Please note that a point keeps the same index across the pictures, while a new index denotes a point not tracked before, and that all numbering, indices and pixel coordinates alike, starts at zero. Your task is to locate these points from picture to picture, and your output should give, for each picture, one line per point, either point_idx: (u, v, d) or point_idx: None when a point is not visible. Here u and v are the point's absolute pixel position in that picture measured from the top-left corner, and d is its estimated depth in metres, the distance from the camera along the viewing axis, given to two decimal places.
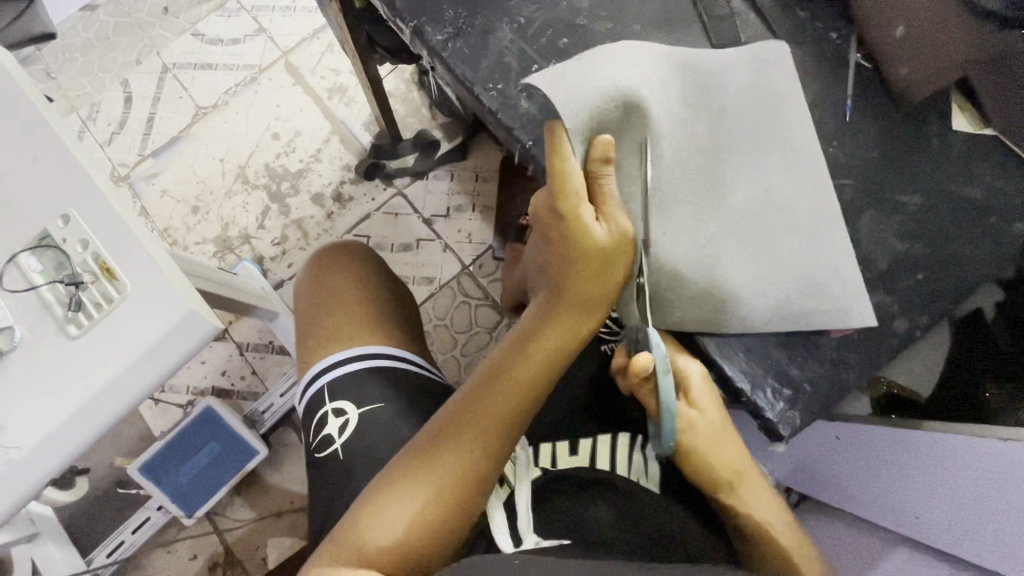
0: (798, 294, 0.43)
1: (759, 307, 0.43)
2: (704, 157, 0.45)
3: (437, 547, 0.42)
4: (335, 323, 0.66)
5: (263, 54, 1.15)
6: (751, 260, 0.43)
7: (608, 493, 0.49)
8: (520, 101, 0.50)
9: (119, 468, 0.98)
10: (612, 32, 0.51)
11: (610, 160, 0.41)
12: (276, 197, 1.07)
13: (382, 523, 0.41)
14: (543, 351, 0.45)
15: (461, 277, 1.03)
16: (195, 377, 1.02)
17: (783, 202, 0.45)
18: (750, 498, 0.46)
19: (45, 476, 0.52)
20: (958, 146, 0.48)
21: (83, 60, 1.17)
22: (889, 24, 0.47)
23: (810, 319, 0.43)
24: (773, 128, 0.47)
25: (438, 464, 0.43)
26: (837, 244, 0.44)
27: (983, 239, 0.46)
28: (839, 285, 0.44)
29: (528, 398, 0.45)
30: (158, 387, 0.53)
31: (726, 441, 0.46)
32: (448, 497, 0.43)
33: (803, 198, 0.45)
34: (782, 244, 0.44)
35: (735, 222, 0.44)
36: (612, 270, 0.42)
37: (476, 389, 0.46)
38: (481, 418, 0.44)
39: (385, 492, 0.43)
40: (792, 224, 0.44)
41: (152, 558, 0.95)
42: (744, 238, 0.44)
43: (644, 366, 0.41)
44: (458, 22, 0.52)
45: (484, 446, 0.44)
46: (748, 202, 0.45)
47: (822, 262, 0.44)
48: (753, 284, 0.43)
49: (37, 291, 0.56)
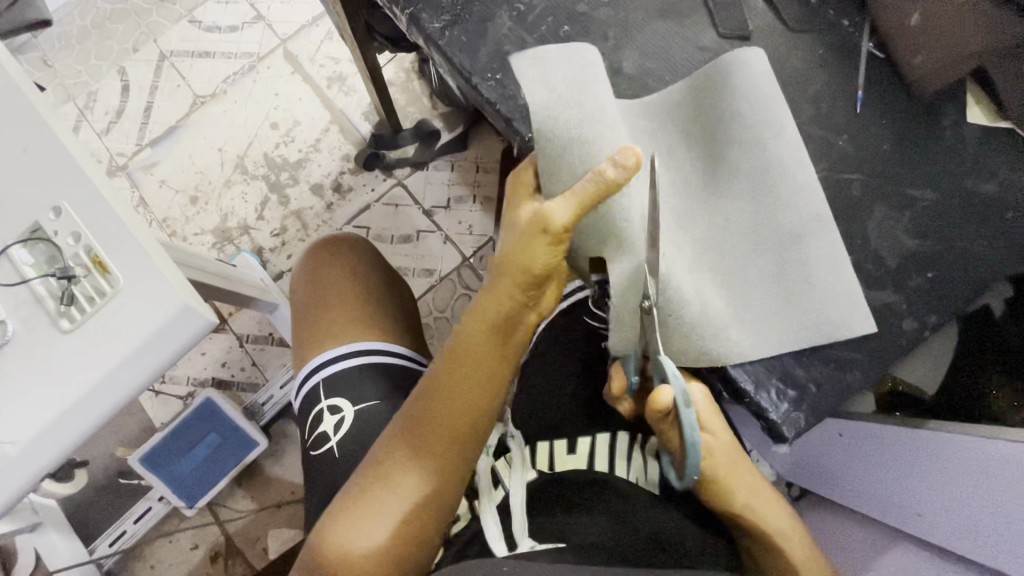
0: (790, 310, 0.42)
1: (752, 332, 0.42)
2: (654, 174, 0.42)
3: (418, 540, 0.44)
4: (330, 318, 0.64)
5: (261, 42, 1.13)
6: (732, 285, 0.42)
7: (607, 497, 0.47)
8: (519, 91, 0.49)
9: (119, 458, 0.98)
10: (614, 20, 0.50)
11: (615, 166, 0.35)
12: (276, 187, 1.06)
13: (360, 532, 0.43)
14: (487, 356, 0.44)
15: (462, 269, 1.01)
16: (195, 368, 1.01)
17: (754, 225, 0.42)
18: (772, 518, 0.41)
19: (39, 473, 0.51)
20: (973, 140, 0.46)
21: (80, 48, 1.15)
22: (903, 12, 0.46)
23: (804, 337, 0.42)
24: (746, 138, 0.43)
25: (401, 469, 0.44)
26: (821, 251, 0.42)
27: (995, 236, 0.45)
28: (828, 292, 0.42)
29: (478, 397, 0.45)
30: (152, 383, 0.52)
31: (738, 463, 0.41)
32: (420, 496, 0.44)
33: (781, 212, 0.42)
34: (751, 266, 0.42)
35: (706, 248, 0.42)
36: (546, 262, 0.39)
37: (429, 386, 0.45)
38: (437, 419, 0.45)
39: (361, 496, 0.44)
40: (772, 239, 0.42)
41: (153, 548, 0.95)
42: (741, 242, 0.42)
43: (666, 403, 0.36)
44: (455, 10, 0.51)
45: (446, 445, 0.45)
46: (727, 222, 0.42)
47: (807, 273, 0.42)
48: (738, 308, 0.42)
49: (30, 284, 0.55)
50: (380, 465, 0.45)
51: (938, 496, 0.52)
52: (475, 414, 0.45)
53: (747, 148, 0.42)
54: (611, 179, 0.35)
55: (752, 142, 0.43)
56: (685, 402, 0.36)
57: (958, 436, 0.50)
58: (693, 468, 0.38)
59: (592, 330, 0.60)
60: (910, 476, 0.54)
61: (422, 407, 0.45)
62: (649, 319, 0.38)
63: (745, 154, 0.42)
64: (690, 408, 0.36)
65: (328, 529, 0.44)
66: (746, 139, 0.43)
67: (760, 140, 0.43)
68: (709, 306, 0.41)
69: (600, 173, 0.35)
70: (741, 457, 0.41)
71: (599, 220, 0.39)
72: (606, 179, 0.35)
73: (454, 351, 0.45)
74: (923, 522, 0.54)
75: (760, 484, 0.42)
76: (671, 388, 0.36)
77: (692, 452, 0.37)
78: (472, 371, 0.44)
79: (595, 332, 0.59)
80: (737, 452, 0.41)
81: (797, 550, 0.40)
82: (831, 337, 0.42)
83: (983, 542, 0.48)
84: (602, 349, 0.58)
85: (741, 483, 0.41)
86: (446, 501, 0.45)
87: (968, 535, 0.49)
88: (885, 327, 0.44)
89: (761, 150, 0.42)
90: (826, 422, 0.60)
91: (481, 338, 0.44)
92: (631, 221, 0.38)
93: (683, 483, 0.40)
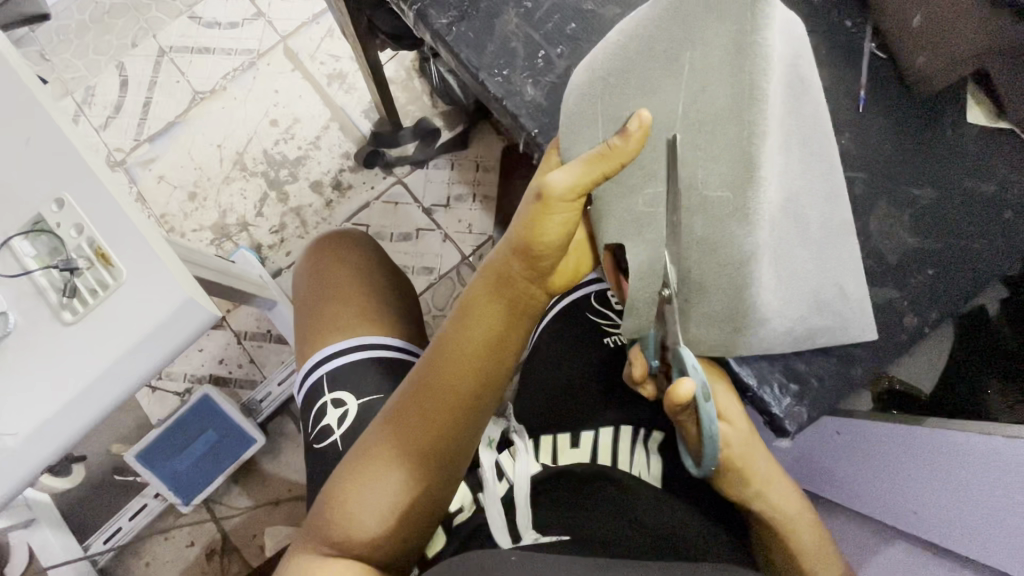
0: (812, 313, 0.39)
1: (780, 331, 0.38)
2: (736, 127, 0.30)
3: (415, 510, 0.43)
4: (332, 312, 0.65)
5: (262, 39, 1.13)
6: (784, 278, 0.36)
7: (608, 489, 0.47)
8: (525, 87, 0.49)
9: (115, 455, 0.97)
10: (620, 18, 0.50)
11: (626, 135, 0.34)
12: (275, 184, 1.06)
13: (366, 501, 0.42)
14: (493, 323, 0.44)
15: (461, 267, 1.01)
16: (193, 364, 1.01)
17: (799, 212, 0.35)
18: (784, 503, 0.40)
19: (37, 465, 0.51)
20: (972, 140, 0.47)
21: (78, 42, 1.14)
22: (906, 13, 0.46)
23: (816, 337, 0.40)
24: (809, 115, 0.34)
25: (400, 435, 0.44)
26: (842, 254, 0.39)
27: (993, 235, 0.45)
28: (843, 299, 0.40)
29: (481, 366, 0.44)
30: (154, 376, 0.52)
31: (756, 452, 0.39)
32: (416, 465, 0.43)
33: (817, 207, 0.37)
34: (795, 260, 0.36)
35: (775, 236, 0.33)
36: (550, 228, 0.39)
37: (436, 352, 0.45)
38: (444, 389, 0.44)
39: (363, 462, 0.44)
40: (805, 240, 0.37)
41: (149, 545, 0.94)
42: (788, 242, 0.35)
43: (687, 397, 0.34)
44: (463, 6, 0.51)
45: (452, 415, 0.44)
46: (781, 216, 0.34)
47: (830, 278, 0.39)
48: (778, 304, 0.36)
49: (32, 276, 0.55)
50: (381, 432, 0.45)
51: (937, 496, 0.52)
52: (482, 384, 0.44)
53: (802, 131, 0.34)
54: (619, 150, 0.34)
55: (812, 127, 0.34)
56: (704, 395, 0.35)
57: (974, 439, 0.49)
58: (709, 461, 0.37)
59: (593, 328, 0.60)
60: (909, 474, 0.54)
61: (426, 373, 0.45)
62: (668, 308, 0.39)
63: (805, 132, 0.34)
64: (709, 402, 0.36)
65: (332, 497, 0.44)
66: (810, 117, 0.34)
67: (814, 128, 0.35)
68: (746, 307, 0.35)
69: (608, 141, 0.35)
70: (755, 441, 0.40)
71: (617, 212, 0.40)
72: (615, 148, 0.34)
73: (463, 315, 0.44)
74: (918, 519, 0.54)
75: (777, 474, 0.40)
76: (690, 381, 0.35)
77: (710, 445, 0.36)
78: (481, 338, 0.44)
79: (598, 330, 0.60)
80: (754, 438, 0.40)
81: (803, 534, 0.40)
82: (834, 342, 0.42)
83: (982, 542, 0.48)
84: (604, 344, 0.59)
85: (757, 471, 0.39)
86: (452, 471, 0.45)
87: (966, 535, 0.49)
88: (888, 323, 0.45)
89: (821, 129, 0.35)
90: (825, 420, 0.62)
91: (488, 304, 0.44)
92: (659, 207, 0.37)
93: (700, 470, 0.39)
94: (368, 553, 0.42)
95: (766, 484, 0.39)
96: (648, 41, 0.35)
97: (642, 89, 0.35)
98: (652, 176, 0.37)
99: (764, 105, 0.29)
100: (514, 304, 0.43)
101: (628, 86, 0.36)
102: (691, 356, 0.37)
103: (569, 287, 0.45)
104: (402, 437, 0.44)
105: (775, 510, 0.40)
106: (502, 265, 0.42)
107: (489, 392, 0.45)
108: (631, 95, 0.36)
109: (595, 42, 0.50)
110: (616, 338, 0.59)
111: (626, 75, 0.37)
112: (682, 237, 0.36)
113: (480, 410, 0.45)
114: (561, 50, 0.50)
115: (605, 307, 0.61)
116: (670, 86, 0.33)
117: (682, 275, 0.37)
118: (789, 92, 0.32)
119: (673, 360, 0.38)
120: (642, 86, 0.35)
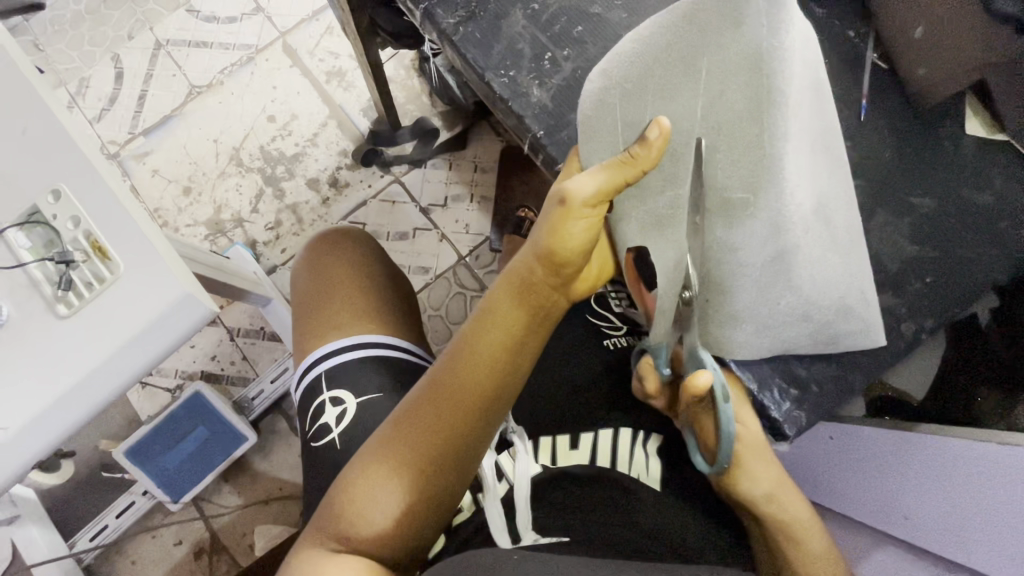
0: (831, 315, 0.40)
1: (797, 328, 0.40)
2: (757, 128, 0.33)
3: (423, 509, 0.42)
4: (334, 308, 0.64)
5: (260, 34, 1.12)
6: (808, 276, 0.37)
7: (611, 493, 0.47)
8: (532, 90, 0.49)
9: (103, 451, 0.96)
10: (628, 21, 0.50)
11: (647, 144, 0.36)
12: (271, 180, 1.05)
13: (373, 499, 0.42)
14: (512, 325, 0.43)
15: (458, 268, 1.01)
16: (183, 362, 1.00)
17: (824, 216, 0.36)
18: (795, 508, 0.40)
19: (26, 462, 0.49)
20: (970, 150, 0.48)
21: (72, 32, 1.13)
22: (910, 24, 0.47)
23: (838, 338, 0.42)
24: (826, 122, 0.36)
25: (410, 435, 0.43)
26: (862, 261, 0.40)
27: (993, 244, 0.46)
28: (863, 305, 0.40)
29: (498, 368, 0.43)
30: (147, 372, 0.51)
31: (766, 455, 0.41)
32: (425, 466, 0.42)
33: (841, 211, 0.37)
34: (819, 263, 0.37)
35: (801, 236, 0.35)
36: (574, 234, 0.40)
37: (454, 352, 0.44)
38: (459, 389, 0.43)
39: (370, 461, 0.43)
40: (831, 245, 0.37)
41: (135, 543, 0.93)
42: (814, 246, 0.36)
43: (705, 388, 0.36)
44: (470, 6, 0.52)
45: (465, 417, 0.43)
46: (805, 222, 0.35)
47: (853, 282, 0.39)
48: (796, 306, 0.39)
49: (26, 268, 0.54)
50: (391, 431, 0.44)
51: (928, 501, 0.52)
52: (499, 388, 0.44)
53: (824, 141, 0.36)
54: (638, 158, 0.37)
55: (831, 135, 0.36)
56: (724, 395, 0.37)
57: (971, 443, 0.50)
58: (724, 461, 0.38)
59: (594, 330, 0.61)
60: (903, 484, 0.54)
61: (439, 376, 0.44)
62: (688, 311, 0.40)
63: (823, 138, 0.36)
64: (728, 403, 0.37)
65: (338, 491, 0.43)
66: (828, 123, 0.36)
67: (833, 138, 0.36)
68: (765, 302, 0.39)
69: (628, 150, 0.37)
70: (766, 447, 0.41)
71: (637, 213, 0.42)
72: (636, 156, 0.37)
73: (483, 317, 0.44)
74: (910, 525, 0.54)
75: (784, 484, 0.41)
76: (709, 374, 0.36)
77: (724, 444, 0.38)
78: (500, 341, 0.43)
79: (599, 333, 0.60)
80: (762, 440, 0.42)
81: (812, 541, 0.40)
82: (847, 343, 0.43)
83: (972, 543, 0.48)
84: (603, 346, 0.59)
85: (766, 475, 0.40)
86: (464, 474, 0.44)
87: (955, 537, 0.49)
88: (887, 330, 0.45)
89: (841, 140, 0.37)
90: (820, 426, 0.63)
91: (508, 306, 0.44)
92: (678, 209, 0.39)
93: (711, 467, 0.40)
94: (372, 550, 0.41)
95: (776, 490, 0.40)
96: (665, 49, 0.36)
97: (662, 94, 0.37)
98: (670, 179, 0.39)
99: (782, 108, 0.32)
100: (535, 308, 0.44)
101: (646, 93, 0.38)
102: (710, 357, 0.39)
103: (589, 295, 0.46)
104: (414, 437, 0.43)
105: (791, 519, 0.40)
106: (525, 271, 0.43)
107: (506, 393, 0.44)
108: (649, 99, 0.38)
109: (600, 45, 0.50)
110: (619, 339, 0.60)
111: (642, 83, 0.38)
112: (704, 239, 0.38)
113: (498, 413, 0.44)
114: (568, 52, 0.50)
115: (604, 310, 0.63)
116: (690, 92, 0.36)
117: (705, 276, 0.39)
118: (809, 98, 0.34)
119: (691, 361, 0.40)
120: (663, 93, 0.37)
